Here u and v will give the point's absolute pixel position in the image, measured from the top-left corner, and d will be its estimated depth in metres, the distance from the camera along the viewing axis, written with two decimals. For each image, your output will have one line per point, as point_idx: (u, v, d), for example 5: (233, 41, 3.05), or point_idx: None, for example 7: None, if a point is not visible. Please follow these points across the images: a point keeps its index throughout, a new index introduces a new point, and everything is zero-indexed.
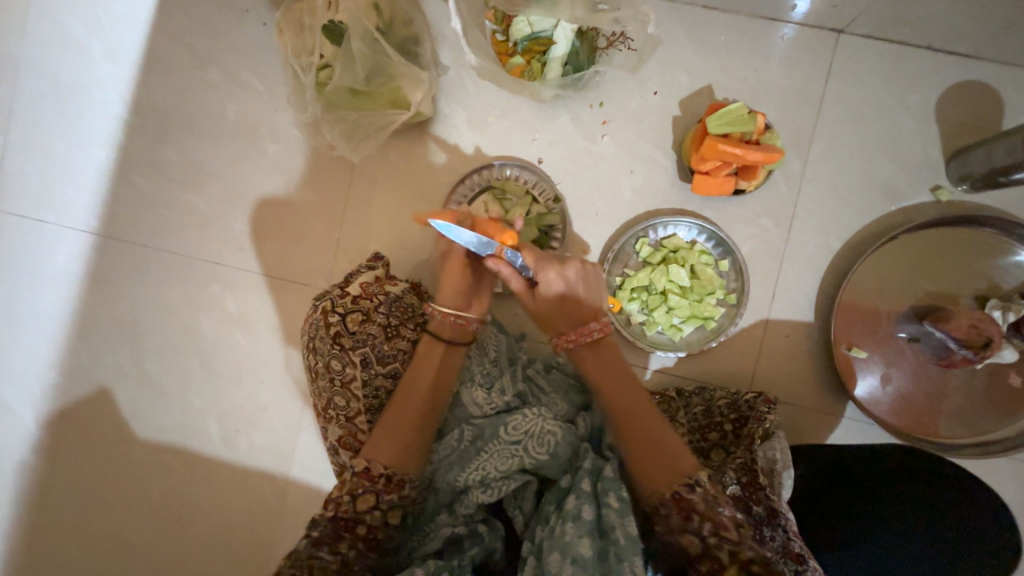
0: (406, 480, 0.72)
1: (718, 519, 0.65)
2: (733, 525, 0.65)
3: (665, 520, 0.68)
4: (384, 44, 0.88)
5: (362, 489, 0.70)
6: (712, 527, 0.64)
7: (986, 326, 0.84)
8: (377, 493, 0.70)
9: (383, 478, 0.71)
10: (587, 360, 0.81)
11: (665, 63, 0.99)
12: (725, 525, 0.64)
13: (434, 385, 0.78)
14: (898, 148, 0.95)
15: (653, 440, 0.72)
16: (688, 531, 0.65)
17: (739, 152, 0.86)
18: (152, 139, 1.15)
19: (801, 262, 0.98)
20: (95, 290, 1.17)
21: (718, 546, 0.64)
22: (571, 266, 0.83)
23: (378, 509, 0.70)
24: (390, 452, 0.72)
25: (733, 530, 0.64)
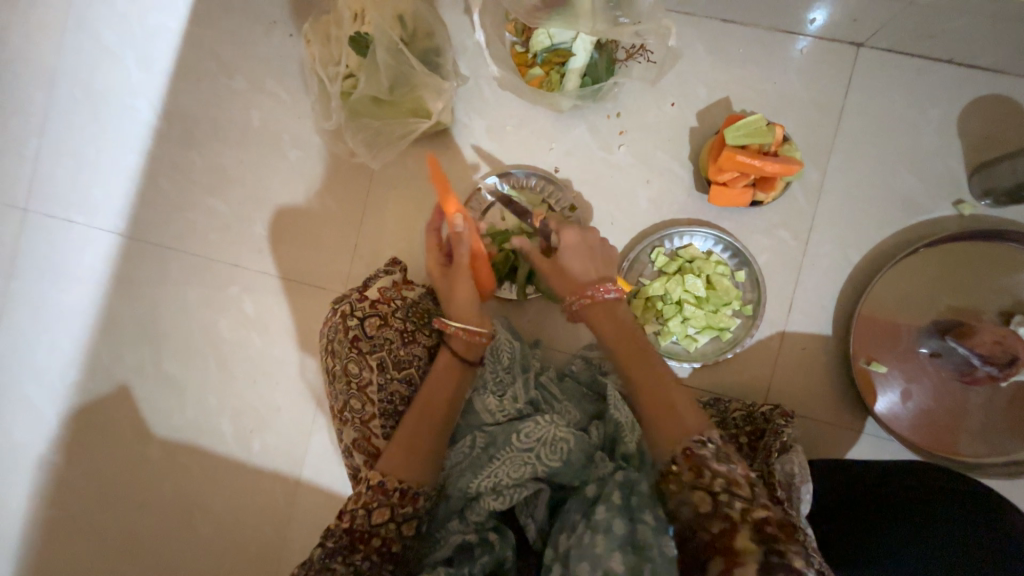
0: (421, 492, 0.72)
1: (729, 474, 0.60)
2: (745, 482, 0.60)
3: (676, 478, 0.63)
4: (408, 54, 0.90)
5: (378, 502, 0.70)
6: (723, 483, 0.59)
7: (1010, 342, 0.84)
8: (392, 506, 0.71)
9: (397, 492, 0.71)
10: (602, 322, 0.79)
11: (682, 76, 1.00)
12: (737, 482, 0.59)
13: (452, 395, 0.79)
14: (918, 161, 0.95)
15: (671, 395, 0.69)
16: (699, 487, 0.60)
17: (756, 164, 0.86)
18: (179, 145, 1.19)
19: (818, 274, 0.97)
20: (118, 289, 1.21)
21: (730, 503, 0.58)
22: (570, 231, 0.84)
23: (393, 522, 0.71)
24: (407, 465, 0.72)
25: (746, 487, 0.59)
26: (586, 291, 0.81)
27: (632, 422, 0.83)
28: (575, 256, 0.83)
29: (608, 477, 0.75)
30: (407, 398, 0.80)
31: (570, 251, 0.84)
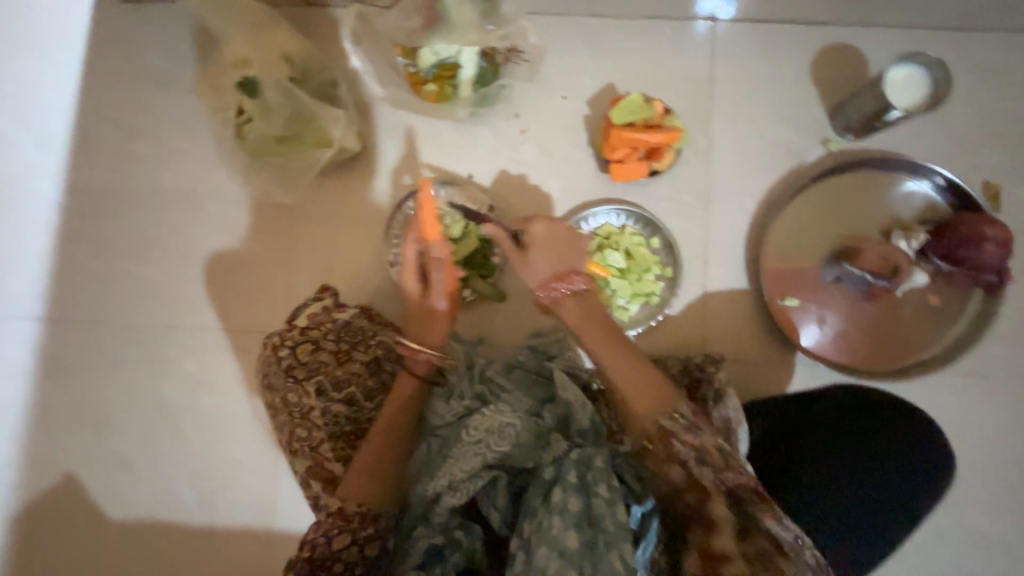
0: (380, 514, 0.78)
1: (702, 447, 0.68)
2: (717, 451, 0.68)
3: (652, 455, 0.70)
4: (297, 90, 0.93)
5: (337, 529, 0.76)
6: (695, 455, 0.68)
7: (894, 256, 0.94)
8: (351, 530, 0.77)
9: (357, 516, 0.77)
10: (559, 303, 0.82)
11: (567, 70, 1.08)
12: (708, 452, 0.68)
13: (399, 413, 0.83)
14: (786, 112, 1.05)
15: (635, 372, 0.75)
16: (675, 462, 0.68)
17: (645, 136, 0.95)
18: (91, 216, 1.17)
19: (725, 227, 1.04)
20: (49, 374, 1.16)
21: (703, 474, 0.67)
22: (542, 225, 0.86)
23: (354, 545, 0.76)
24: (364, 489, 0.78)
25: (717, 455, 0.68)
26: (552, 286, 0.83)
27: (582, 399, 0.83)
28: (545, 250, 0.86)
29: (562, 457, 0.75)
30: (352, 417, 0.84)
31: (542, 248, 0.86)
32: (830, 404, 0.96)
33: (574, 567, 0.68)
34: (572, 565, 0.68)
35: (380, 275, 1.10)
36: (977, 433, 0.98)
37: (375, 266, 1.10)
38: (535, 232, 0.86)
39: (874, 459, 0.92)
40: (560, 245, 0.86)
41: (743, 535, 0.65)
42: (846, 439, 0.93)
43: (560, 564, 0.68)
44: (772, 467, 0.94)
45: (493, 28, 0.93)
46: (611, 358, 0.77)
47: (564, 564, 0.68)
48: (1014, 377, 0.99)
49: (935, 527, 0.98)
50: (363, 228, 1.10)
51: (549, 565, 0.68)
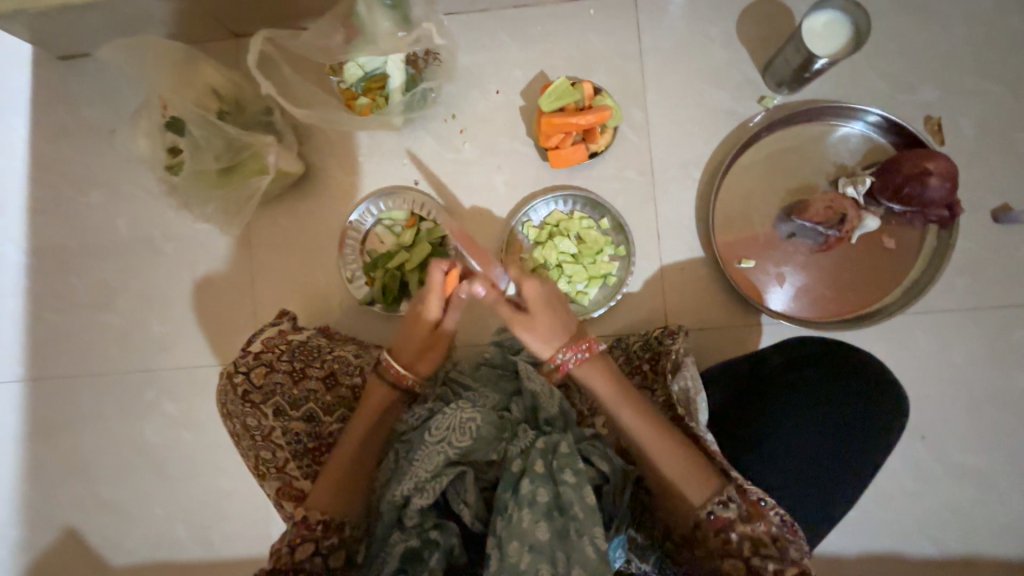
0: (345, 522, 0.78)
1: (755, 535, 0.70)
2: (769, 538, 0.70)
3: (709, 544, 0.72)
4: (220, 123, 0.93)
5: (302, 538, 0.74)
6: (751, 545, 0.70)
7: (839, 204, 0.93)
8: (316, 540, 0.74)
9: (321, 525, 0.75)
10: (593, 379, 0.78)
11: (497, 65, 1.08)
12: (763, 541, 0.70)
13: (371, 426, 0.82)
14: (719, 75, 1.04)
15: (682, 459, 0.73)
16: (730, 554, 0.71)
17: (576, 120, 0.94)
18: (55, 274, 1.18)
19: (672, 198, 1.04)
20: (35, 434, 1.18)
21: (759, 563, 0.69)
22: (529, 287, 0.80)
23: (317, 557, 0.74)
24: (330, 498, 0.77)
25: (771, 544, 0.70)
26: (567, 349, 0.79)
27: (548, 388, 0.87)
28: (542, 313, 0.80)
29: (528, 448, 0.78)
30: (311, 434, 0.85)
31: (544, 314, 0.79)
32: (797, 358, 0.88)
33: (546, 559, 0.69)
34: (543, 557, 0.69)
35: (341, 292, 1.11)
36: (954, 369, 0.97)
37: (335, 284, 1.11)
38: (529, 293, 0.80)
39: (841, 410, 0.84)
40: (553, 307, 0.80)
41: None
42: (814, 389, 0.85)
43: (532, 558, 0.69)
44: (751, 428, 0.85)
45: (403, 34, 0.93)
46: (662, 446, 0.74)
47: (535, 556, 0.69)
48: (981, 310, 0.97)
49: (920, 470, 0.96)
50: (317, 249, 1.11)
51: (521, 558, 0.69)
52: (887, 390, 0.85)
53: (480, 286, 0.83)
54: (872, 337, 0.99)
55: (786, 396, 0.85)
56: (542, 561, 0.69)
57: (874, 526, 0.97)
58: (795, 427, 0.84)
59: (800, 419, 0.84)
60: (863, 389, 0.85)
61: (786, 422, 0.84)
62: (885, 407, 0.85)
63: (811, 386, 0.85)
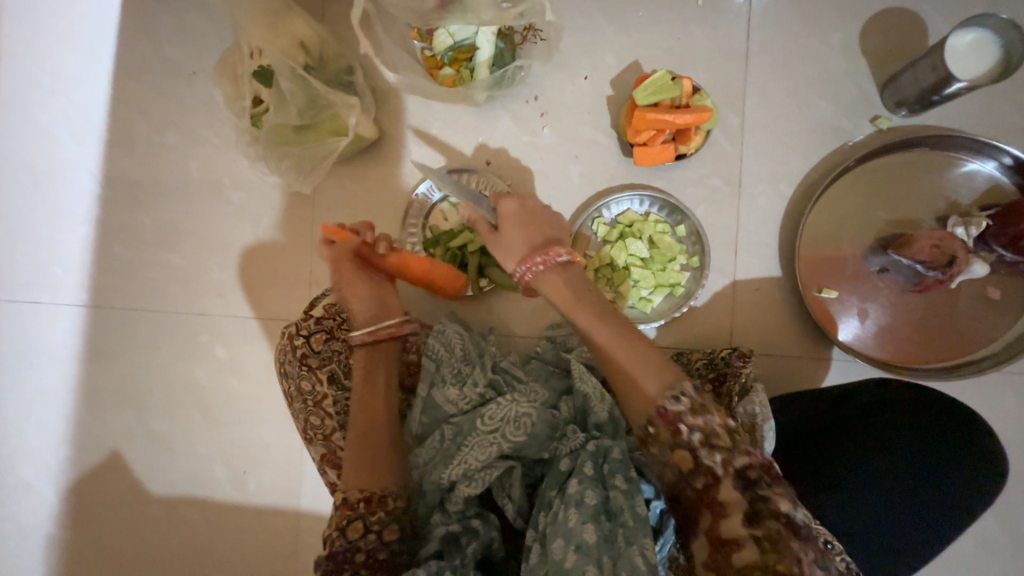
0: (387, 494, 0.75)
1: (708, 428, 0.62)
2: (725, 433, 0.61)
3: (656, 439, 0.65)
4: (310, 78, 0.91)
5: (347, 519, 0.73)
6: (702, 437, 0.61)
7: (948, 243, 0.85)
8: (363, 518, 0.73)
9: (362, 501, 0.74)
10: (548, 283, 0.78)
11: (590, 49, 1.02)
12: (717, 435, 0.61)
13: (377, 402, 0.81)
14: (830, 87, 0.96)
15: (624, 350, 0.70)
16: (679, 445, 0.62)
17: (670, 118, 0.89)
18: (125, 208, 1.21)
19: (757, 213, 0.98)
20: (93, 359, 1.23)
21: (710, 456, 0.60)
22: (506, 201, 0.85)
23: (370, 533, 0.72)
24: (369, 475, 0.76)
25: (726, 437, 0.61)
26: (525, 261, 0.80)
27: (599, 392, 0.84)
28: (513, 227, 0.84)
29: (578, 450, 0.76)
30: None
31: (514, 228, 0.84)
32: (874, 404, 0.85)
33: (593, 563, 0.65)
34: (590, 560, 0.65)
35: None
36: None
37: None
38: (504, 207, 0.86)
39: (923, 465, 0.78)
40: (529, 221, 0.84)
41: (752, 516, 0.58)
42: (896, 437, 0.80)
43: (578, 558, 0.66)
44: (820, 468, 0.80)
45: (509, 7, 0.88)
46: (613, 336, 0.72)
47: (580, 558, 0.66)
48: None
49: (983, 540, 0.91)
50: (381, 218, 1.10)
51: (565, 557, 0.67)
52: (975, 453, 0.79)
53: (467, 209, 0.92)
54: (954, 391, 0.92)
55: (860, 440, 0.80)
56: (589, 564, 0.65)
57: None
58: (870, 475, 0.78)
59: (877, 471, 0.78)
60: (946, 447, 0.79)
61: (858, 468, 0.78)
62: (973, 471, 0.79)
63: (894, 435, 0.80)
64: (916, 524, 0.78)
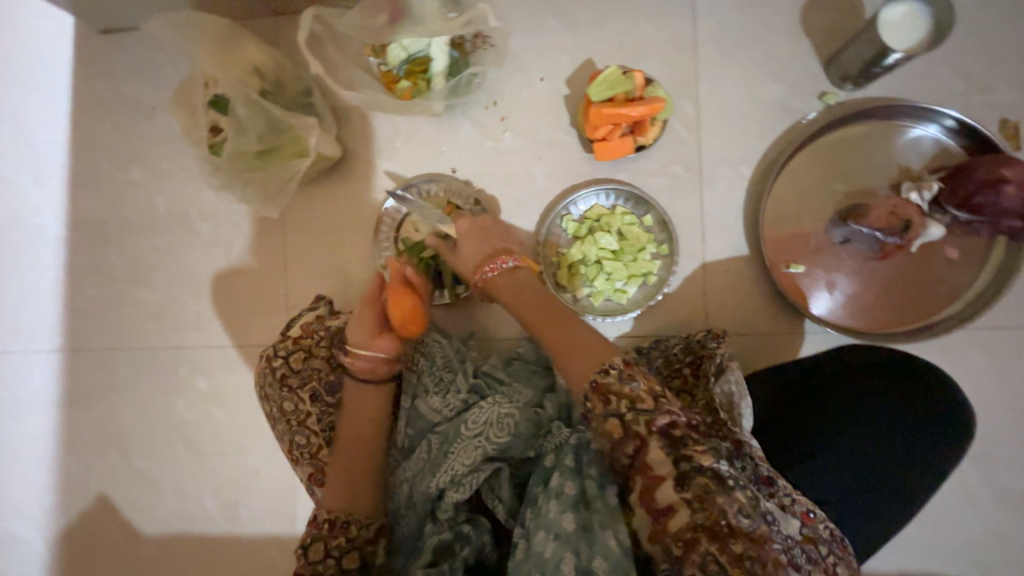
0: (351, 520, 0.74)
1: (633, 394, 0.65)
2: (649, 396, 0.65)
3: (593, 412, 0.67)
4: (265, 102, 0.92)
5: (312, 537, 0.73)
6: (628, 404, 0.65)
7: (903, 209, 0.88)
8: (325, 539, 0.72)
9: (327, 523, 0.74)
10: (500, 284, 0.85)
11: (543, 51, 1.04)
12: (641, 399, 0.65)
13: (368, 419, 0.79)
14: (778, 68, 0.99)
15: (563, 334, 0.75)
16: (610, 415, 0.65)
17: (626, 111, 0.91)
18: (94, 248, 1.20)
19: (719, 197, 1.00)
20: (72, 403, 1.21)
21: (636, 422, 0.64)
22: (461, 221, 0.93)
23: (330, 558, 0.71)
24: (338, 495, 0.75)
25: (648, 398, 0.65)
26: (481, 266, 0.87)
27: None
28: (468, 238, 0.91)
29: (563, 445, 0.77)
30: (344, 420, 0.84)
31: (468, 240, 0.91)
32: (849, 368, 0.86)
33: (571, 550, 0.67)
34: (569, 548, 0.68)
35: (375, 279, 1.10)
36: (1009, 388, 0.92)
37: (368, 269, 1.10)
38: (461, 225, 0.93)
39: (897, 426, 0.81)
40: (481, 233, 0.91)
41: (681, 477, 0.62)
42: (869, 403, 0.82)
43: (557, 547, 0.68)
44: (800, 441, 0.81)
45: (455, 16, 0.90)
46: (554, 322, 0.78)
47: (561, 546, 0.67)
48: None
49: (967, 494, 0.92)
50: (351, 234, 1.10)
51: (547, 548, 0.68)
52: (943, 409, 0.82)
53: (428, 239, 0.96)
54: (926, 352, 0.94)
55: (835, 407, 0.82)
56: (567, 552, 0.67)
57: (917, 549, 0.93)
58: (846, 443, 0.80)
59: (853, 437, 0.80)
60: (915, 408, 0.82)
61: (834, 437, 0.80)
62: (940, 427, 0.82)
63: (867, 401, 0.81)
64: (896, 484, 0.80)
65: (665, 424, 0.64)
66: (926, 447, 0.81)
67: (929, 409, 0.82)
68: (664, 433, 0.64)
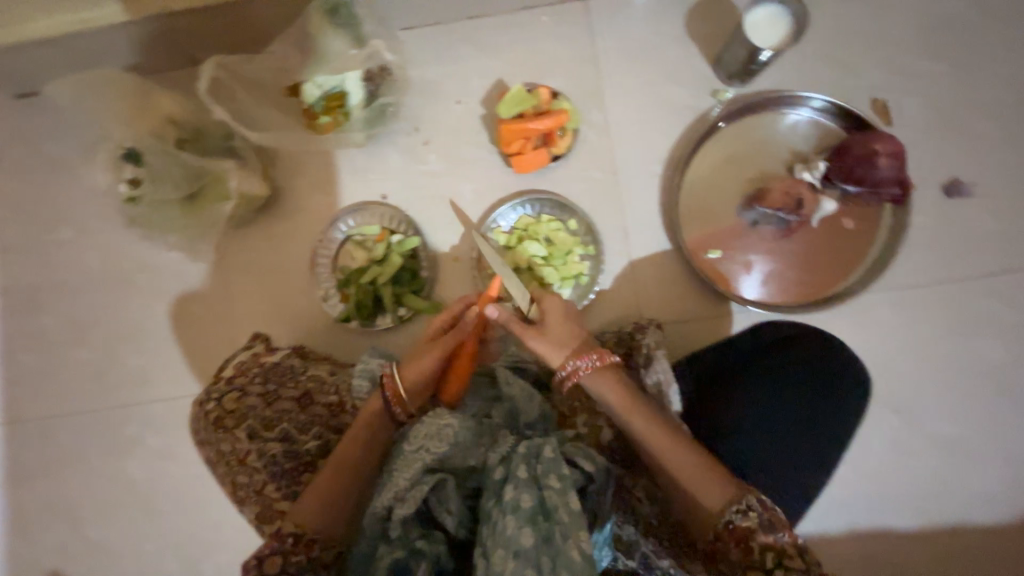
0: (318, 538, 0.74)
1: (780, 547, 0.65)
2: (795, 551, 0.65)
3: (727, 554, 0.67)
4: (178, 152, 0.94)
5: (270, 550, 0.72)
6: (774, 557, 0.65)
7: (795, 189, 0.98)
8: (284, 554, 0.72)
9: (292, 537, 0.73)
10: (600, 384, 0.78)
11: (457, 76, 1.09)
12: (789, 554, 0.65)
13: (365, 442, 0.82)
14: (673, 71, 1.06)
15: (682, 459, 0.71)
16: (751, 565, 0.66)
17: (534, 125, 0.97)
18: (26, 313, 1.16)
19: (637, 195, 1.06)
20: (15, 478, 1.15)
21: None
22: (551, 303, 0.84)
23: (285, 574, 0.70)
24: (311, 510, 0.76)
25: (796, 557, 0.65)
26: (579, 356, 0.79)
27: (528, 392, 0.87)
28: (558, 322, 0.83)
29: (510, 453, 0.77)
30: (286, 452, 0.83)
31: (566, 330, 0.82)
32: (762, 347, 0.92)
33: (531, 565, 0.69)
34: (529, 564, 0.69)
35: (318, 311, 1.11)
36: (918, 340, 1.00)
37: (310, 302, 1.11)
38: (550, 305, 0.84)
39: (813, 390, 0.86)
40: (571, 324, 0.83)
41: None
42: (788, 373, 0.87)
43: (518, 564, 0.69)
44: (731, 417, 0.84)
45: (355, 52, 0.96)
46: (665, 443, 0.72)
47: (520, 563, 0.69)
48: (939, 283, 1.00)
49: (896, 444, 0.99)
50: (290, 270, 1.11)
51: (507, 567, 0.69)
52: (851, 372, 0.88)
53: (493, 309, 0.84)
54: (840, 317, 1.01)
55: (761, 381, 0.86)
56: (528, 567, 0.69)
57: (857, 503, 0.98)
58: (770, 413, 0.84)
59: (766, 412, 0.84)
60: (830, 373, 0.87)
61: (760, 409, 0.84)
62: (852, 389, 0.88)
63: (787, 371, 0.86)
64: (819, 444, 0.86)
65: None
66: (834, 413, 0.87)
67: (842, 373, 0.88)
68: None
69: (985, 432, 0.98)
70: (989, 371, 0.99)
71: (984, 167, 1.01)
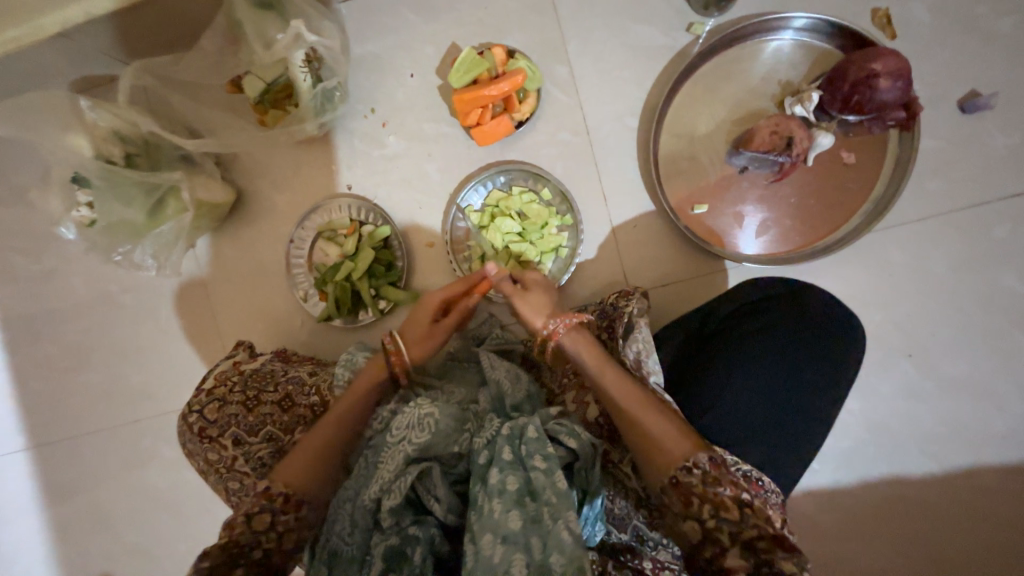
0: (305, 499, 0.70)
1: (718, 499, 0.59)
2: (735, 505, 0.59)
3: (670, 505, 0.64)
4: (119, 169, 0.89)
5: (259, 507, 0.68)
6: (711, 509, 0.59)
7: (785, 126, 0.86)
8: (274, 512, 0.68)
9: (281, 496, 0.69)
10: (578, 345, 0.74)
11: (406, 46, 1.01)
12: (726, 506, 0.59)
13: (353, 400, 0.80)
14: (641, 8, 0.95)
15: (647, 422, 0.65)
16: (689, 516, 0.61)
17: (488, 91, 0.89)
18: (29, 343, 1.20)
19: (613, 154, 0.98)
20: (51, 495, 1.22)
21: (717, 528, 0.60)
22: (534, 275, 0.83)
23: (274, 530, 0.68)
24: (299, 466, 0.72)
25: (734, 509, 0.59)
26: (559, 317, 0.77)
27: (512, 375, 0.86)
28: (541, 292, 0.81)
29: (495, 437, 0.74)
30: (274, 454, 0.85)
31: (545, 299, 0.80)
32: (746, 308, 0.85)
33: (521, 549, 0.65)
34: (516, 548, 0.65)
35: (300, 311, 1.09)
36: (931, 277, 0.91)
37: (291, 303, 1.09)
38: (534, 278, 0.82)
39: (812, 346, 0.81)
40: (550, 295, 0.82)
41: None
42: (783, 331, 0.81)
43: (507, 550, 0.65)
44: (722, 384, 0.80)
45: (282, 36, 0.88)
46: (630, 416, 0.67)
47: (510, 547, 0.65)
48: (954, 213, 0.91)
49: (910, 389, 0.93)
50: (266, 273, 1.09)
51: (495, 552, 0.65)
52: (851, 323, 0.83)
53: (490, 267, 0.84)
54: (843, 262, 0.93)
55: (753, 342, 0.80)
56: (517, 552, 0.65)
57: (869, 451, 0.94)
58: (765, 376, 0.79)
59: (752, 378, 0.79)
60: (829, 327, 0.81)
61: (754, 373, 0.79)
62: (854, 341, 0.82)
63: (781, 329, 0.81)
64: (822, 401, 0.81)
65: (757, 541, 0.58)
66: (832, 370, 0.81)
67: (842, 326, 0.82)
68: (755, 549, 0.58)
69: (1008, 369, 0.91)
70: (1011, 304, 0.90)
71: (1004, 73, 0.89)
